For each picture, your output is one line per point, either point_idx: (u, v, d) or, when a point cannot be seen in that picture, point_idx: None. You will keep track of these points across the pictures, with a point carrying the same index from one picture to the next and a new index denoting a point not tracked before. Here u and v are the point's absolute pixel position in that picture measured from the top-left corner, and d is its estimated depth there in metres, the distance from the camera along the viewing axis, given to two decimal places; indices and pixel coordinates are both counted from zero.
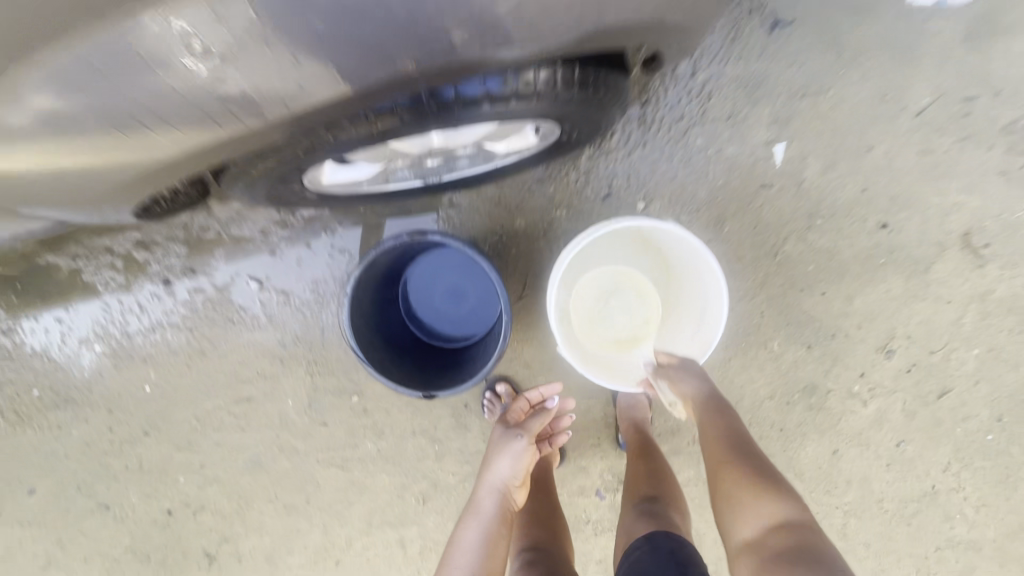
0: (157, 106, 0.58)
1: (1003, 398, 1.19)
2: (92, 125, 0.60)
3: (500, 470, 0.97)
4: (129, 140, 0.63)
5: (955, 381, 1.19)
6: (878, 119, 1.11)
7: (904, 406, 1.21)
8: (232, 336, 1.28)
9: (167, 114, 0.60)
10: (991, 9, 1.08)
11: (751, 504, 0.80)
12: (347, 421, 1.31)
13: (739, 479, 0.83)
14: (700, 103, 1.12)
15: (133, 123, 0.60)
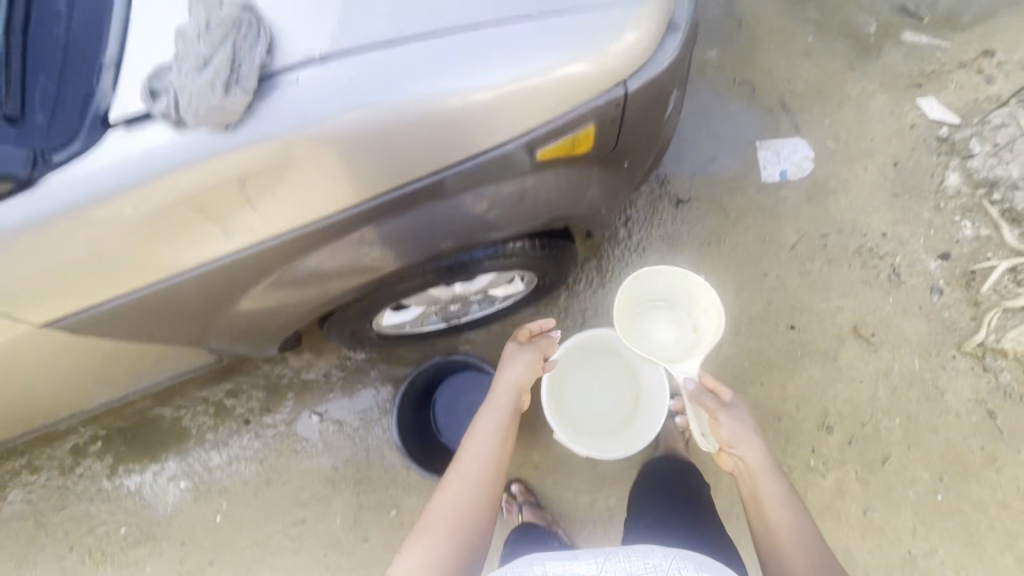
0: (297, 298, 0.98)
1: (937, 460, 1.41)
2: (256, 314, 0.99)
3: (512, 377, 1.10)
4: (274, 317, 1.02)
5: (892, 448, 1.43)
6: (765, 254, 1.58)
7: (857, 475, 1.43)
8: (294, 463, 1.57)
9: (301, 297, 1.00)
10: (819, 180, 1.62)
11: (795, 540, 0.86)
12: (386, 535, 1.51)
13: (785, 514, 0.90)
14: (637, 254, 1.63)
15: (282, 309, 1.00)
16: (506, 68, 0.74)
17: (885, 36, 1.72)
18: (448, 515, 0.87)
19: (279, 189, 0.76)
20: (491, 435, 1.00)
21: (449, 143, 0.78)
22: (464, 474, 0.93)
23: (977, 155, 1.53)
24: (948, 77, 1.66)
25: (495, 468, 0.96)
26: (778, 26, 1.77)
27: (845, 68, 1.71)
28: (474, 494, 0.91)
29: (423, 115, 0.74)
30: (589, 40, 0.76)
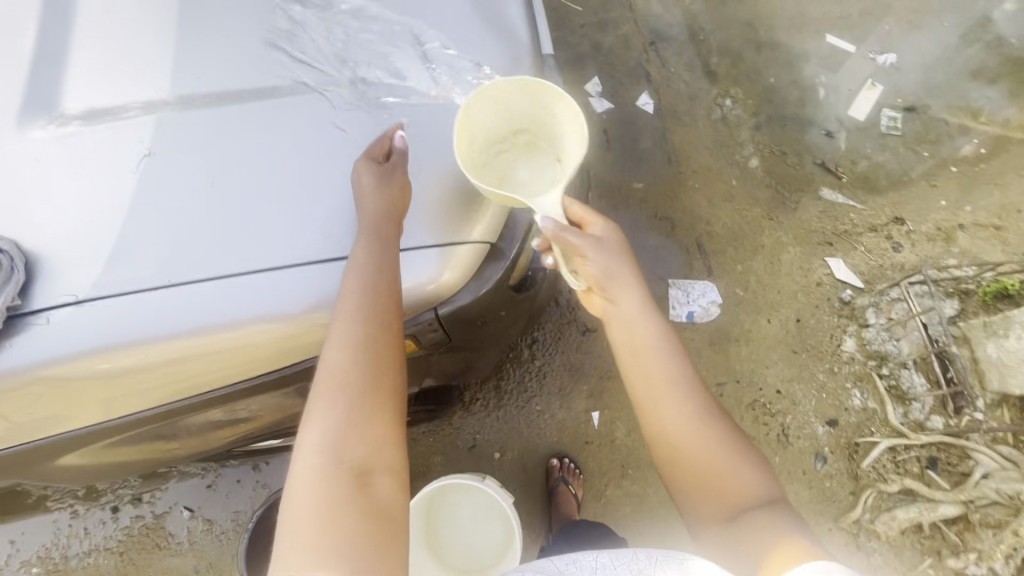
0: (117, 457, 0.96)
1: None
2: (71, 467, 0.96)
3: (373, 205, 0.78)
4: (91, 467, 0.98)
5: None
6: None
7: None
8: (156, 560, 1.51)
9: (121, 455, 0.96)
10: (724, 326, 1.63)
11: (704, 417, 0.84)
12: None
13: (697, 418, 0.84)
14: (538, 379, 1.61)
15: (100, 463, 0.97)
16: (311, 303, 0.78)
17: (804, 189, 1.78)
18: (338, 393, 0.70)
19: (72, 396, 0.77)
20: (370, 287, 0.76)
21: (257, 363, 0.81)
22: (337, 347, 0.73)
23: (872, 326, 1.56)
24: (858, 239, 1.71)
25: (376, 331, 0.75)
26: (705, 165, 1.82)
27: (763, 216, 1.76)
28: (359, 371, 0.72)
29: (228, 344, 0.77)
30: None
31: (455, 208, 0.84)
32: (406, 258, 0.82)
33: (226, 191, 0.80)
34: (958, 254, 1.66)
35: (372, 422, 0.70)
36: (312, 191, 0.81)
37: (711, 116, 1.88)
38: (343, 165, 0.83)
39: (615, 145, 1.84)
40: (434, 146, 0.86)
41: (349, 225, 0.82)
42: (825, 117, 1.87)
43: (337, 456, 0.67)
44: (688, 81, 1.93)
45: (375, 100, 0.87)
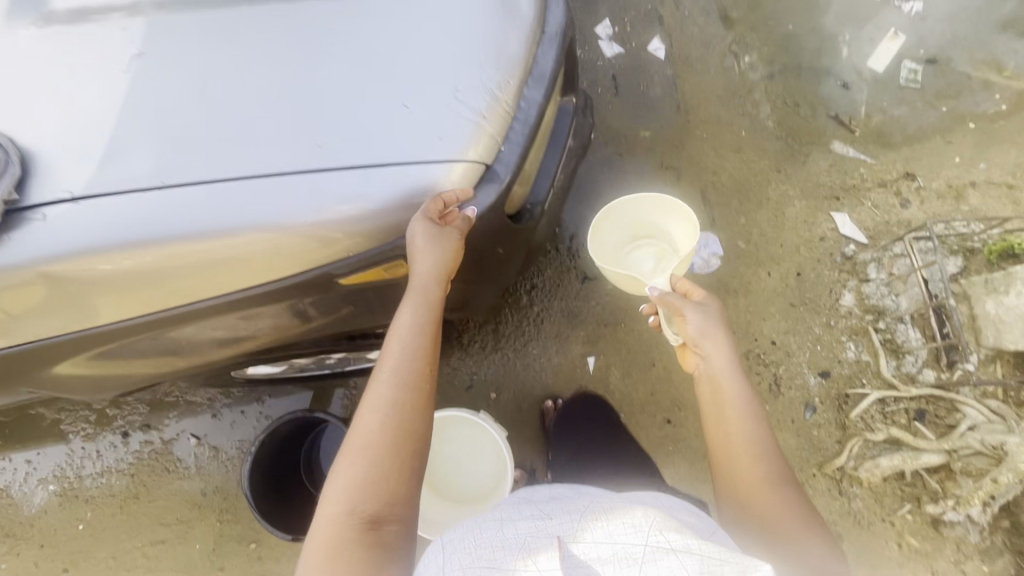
0: (119, 368, 0.99)
1: None
2: (75, 378, 0.99)
3: (424, 269, 0.83)
4: (96, 378, 1.01)
5: None
6: (658, 342, 1.61)
7: None
8: (165, 482, 1.58)
9: (128, 367, 1.00)
10: (724, 277, 1.62)
11: (771, 476, 0.88)
12: (242, 567, 1.53)
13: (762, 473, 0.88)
14: (535, 324, 1.63)
15: (104, 375, 1.00)
16: (294, 212, 0.78)
17: (815, 142, 1.74)
18: (365, 451, 0.80)
19: (71, 297, 0.80)
20: (412, 355, 0.87)
21: (247, 275, 0.81)
22: (371, 408, 0.83)
23: (873, 281, 1.56)
24: (866, 195, 1.68)
25: (406, 398, 0.84)
26: (715, 115, 1.78)
27: (771, 168, 1.73)
28: (385, 433, 0.81)
29: (215, 250, 0.78)
30: (379, 190, 0.79)
31: (445, 122, 0.81)
32: (391, 170, 0.80)
33: (216, 99, 0.80)
34: (967, 212, 1.64)
35: (388, 482, 0.79)
36: (300, 101, 0.80)
37: (724, 63, 1.83)
38: (331, 73, 0.81)
39: (624, 91, 1.80)
40: (426, 53, 0.82)
41: (335, 139, 0.79)
42: (842, 68, 1.81)
43: (352, 508, 0.76)
44: (703, 26, 1.86)
45: (367, 5, 0.83)
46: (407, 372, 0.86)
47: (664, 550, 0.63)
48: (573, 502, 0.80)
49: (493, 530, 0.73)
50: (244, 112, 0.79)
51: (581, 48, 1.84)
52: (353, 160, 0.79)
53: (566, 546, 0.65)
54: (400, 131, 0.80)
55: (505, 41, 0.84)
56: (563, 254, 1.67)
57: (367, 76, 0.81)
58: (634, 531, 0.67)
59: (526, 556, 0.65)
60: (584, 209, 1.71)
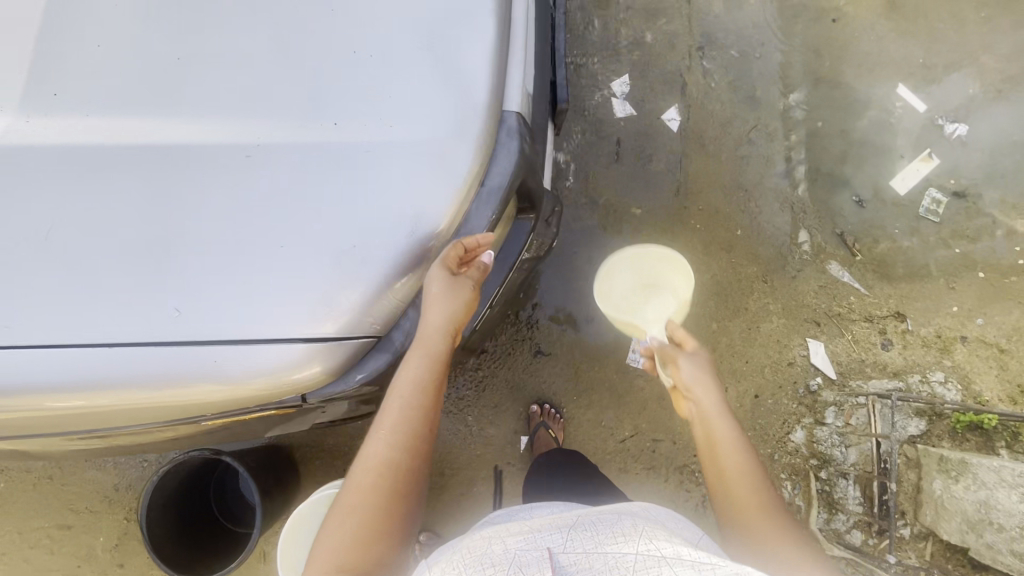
0: None
1: None
2: None
3: (436, 318, 0.72)
4: None
5: None
6: (596, 434, 1.57)
7: None
8: (80, 469, 1.57)
9: None
10: None
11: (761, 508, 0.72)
12: (141, 568, 1.54)
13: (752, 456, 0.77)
14: (476, 391, 1.59)
15: None
16: (131, 376, 0.67)
17: (811, 257, 1.64)
18: (356, 509, 0.65)
19: None
20: (416, 404, 0.70)
21: (83, 416, 0.71)
22: (333, 542, 0.63)
23: (828, 426, 1.50)
24: (849, 326, 1.59)
25: (384, 521, 0.65)
26: (714, 205, 1.67)
27: (757, 277, 1.63)
28: (356, 564, 0.62)
29: (38, 398, 0.67)
30: (248, 368, 0.68)
31: (325, 296, 0.69)
32: (250, 346, 0.68)
33: (64, 239, 0.67)
34: (948, 368, 1.55)
35: (381, 541, 0.64)
36: (161, 237, 0.68)
37: (739, 150, 1.70)
38: (201, 215, 0.68)
39: (625, 160, 1.68)
40: (327, 218, 0.69)
41: (195, 292, 0.67)
42: (862, 181, 1.68)
43: (338, 570, 0.61)
44: (727, 104, 1.72)
45: (262, 134, 0.70)
46: (389, 478, 0.66)
47: (655, 558, 0.58)
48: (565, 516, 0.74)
49: (480, 548, 0.63)
50: (95, 261, 0.67)
51: (592, 102, 1.70)
52: (215, 322, 0.67)
53: (557, 559, 0.59)
54: (281, 308, 0.68)
55: (429, 203, 0.71)
56: (520, 323, 1.60)
57: (250, 238, 0.68)
58: (623, 540, 0.62)
59: (518, 571, 0.57)
60: (554, 280, 1.62)
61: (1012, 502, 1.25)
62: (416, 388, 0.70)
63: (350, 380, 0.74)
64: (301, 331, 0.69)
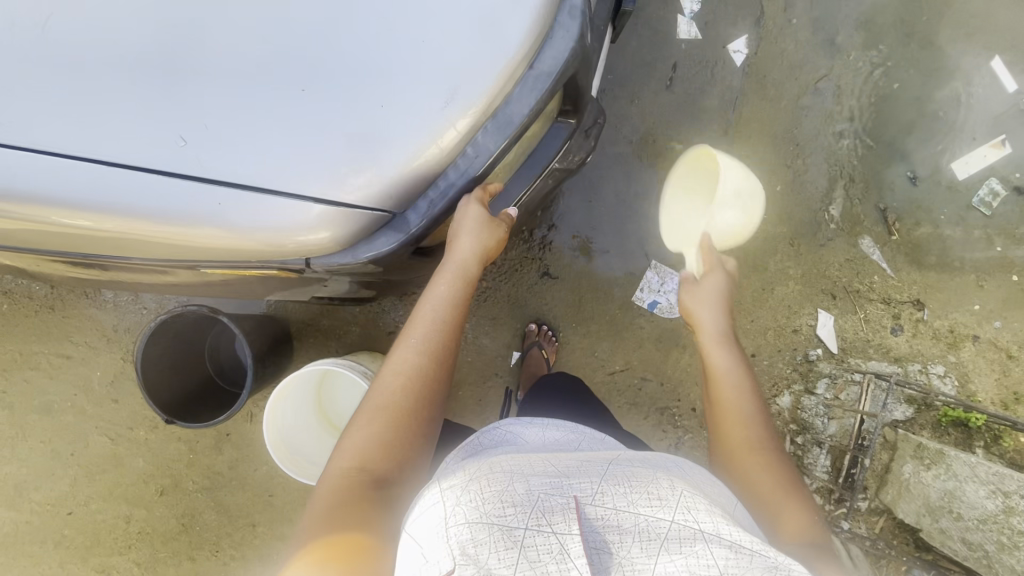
0: None
1: None
2: None
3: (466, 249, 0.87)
4: None
5: None
6: (586, 363, 1.58)
7: None
8: (81, 304, 1.60)
9: None
10: (678, 331, 1.56)
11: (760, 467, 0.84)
12: (134, 406, 1.61)
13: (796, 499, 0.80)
14: (476, 300, 1.58)
15: None
16: (129, 205, 0.64)
17: (845, 228, 1.57)
18: (381, 411, 0.78)
19: None
20: (437, 323, 0.85)
21: (78, 238, 0.68)
22: (362, 438, 0.76)
23: (815, 396, 1.51)
24: (864, 304, 1.56)
25: (408, 423, 0.78)
26: (760, 155, 1.56)
27: (785, 238, 1.56)
28: (379, 457, 0.74)
29: (31, 211, 0.65)
30: (255, 218, 0.65)
31: (341, 156, 0.64)
32: (256, 196, 0.64)
33: (59, 36, 0.60)
34: (950, 363, 1.53)
35: (399, 443, 0.76)
36: (167, 52, 0.60)
37: (801, 99, 1.57)
38: (214, 36, 0.60)
39: (677, 88, 1.56)
40: (362, 68, 0.62)
41: (203, 125, 0.62)
42: (922, 156, 1.56)
43: (362, 463, 0.73)
44: (801, 45, 1.56)
45: None
46: (414, 387, 0.80)
47: (689, 529, 0.62)
48: (582, 459, 0.78)
49: (503, 484, 0.66)
50: (92, 68, 0.60)
51: (655, 16, 1.55)
52: (221, 162, 0.63)
53: (585, 514, 0.63)
54: (297, 161, 0.63)
55: (468, 74, 0.64)
56: (533, 242, 1.57)
57: (271, 75, 0.61)
58: (661, 509, 0.65)
59: (545, 525, 0.60)
60: (574, 203, 1.57)
61: (979, 496, 1.30)
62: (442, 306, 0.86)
63: (361, 259, 0.72)
64: (315, 190, 0.65)
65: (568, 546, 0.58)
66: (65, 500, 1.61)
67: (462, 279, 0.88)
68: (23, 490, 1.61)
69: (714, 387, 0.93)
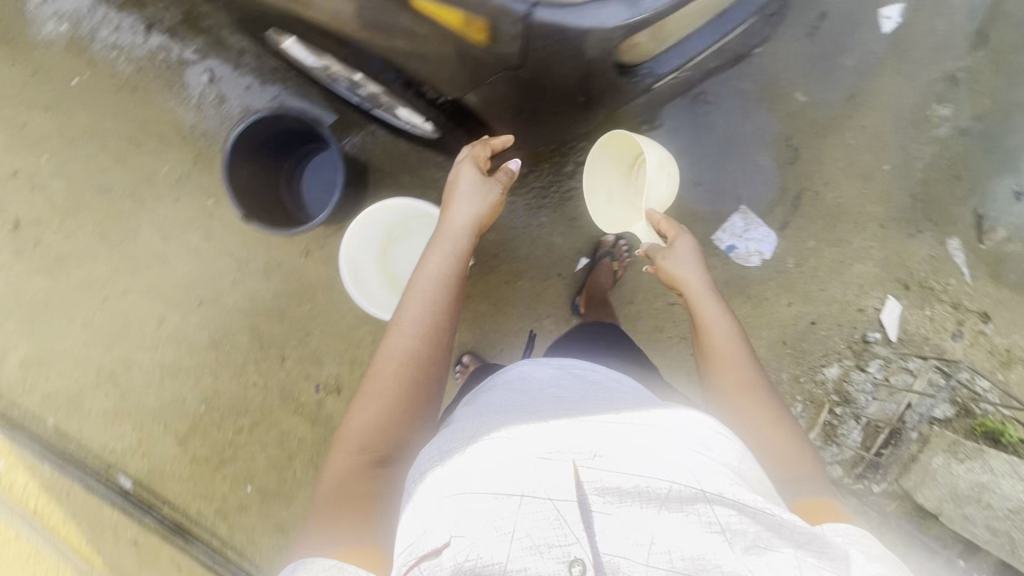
0: None
1: None
2: None
3: (465, 215, 1.01)
4: None
5: None
6: (648, 287, 1.57)
7: None
8: (164, 94, 1.55)
9: None
10: (746, 279, 1.56)
11: (752, 407, 0.92)
12: (192, 211, 1.58)
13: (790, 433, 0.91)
14: (559, 197, 1.56)
15: None
16: None
17: (938, 224, 1.55)
18: (379, 395, 0.86)
19: None
20: (431, 300, 0.92)
21: None
22: (365, 420, 0.85)
23: (865, 373, 1.52)
24: (933, 303, 1.55)
25: (400, 404, 0.86)
26: (878, 129, 1.53)
27: (877, 218, 1.55)
28: (379, 440, 0.84)
29: None
30: None
31: None
32: None
33: None
34: (999, 381, 1.54)
35: (394, 424, 0.85)
36: None
37: (935, 85, 1.53)
38: None
39: (817, 38, 1.51)
40: None
41: None
42: None
43: (362, 446, 0.84)
44: (952, 30, 1.52)
45: None
46: (413, 369, 0.87)
47: (690, 488, 0.60)
48: (575, 411, 0.75)
49: (490, 456, 0.66)
50: None
51: None
52: None
53: (581, 474, 0.61)
54: None
55: None
56: None
57: None
58: (666, 465, 0.62)
59: (539, 491, 0.60)
60: (682, 127, 1.54)
61: (1015, 489, 1.28)
62: (437, 280, 0.94)
63: (581, 27, 0.85)
64: None
65: (564, 513, 0.57)
66: (103, 286, 1.59)
67: (456, 249, 0.98)
68: (63, 264, 1.59)
69: (699, 335, 1.02)
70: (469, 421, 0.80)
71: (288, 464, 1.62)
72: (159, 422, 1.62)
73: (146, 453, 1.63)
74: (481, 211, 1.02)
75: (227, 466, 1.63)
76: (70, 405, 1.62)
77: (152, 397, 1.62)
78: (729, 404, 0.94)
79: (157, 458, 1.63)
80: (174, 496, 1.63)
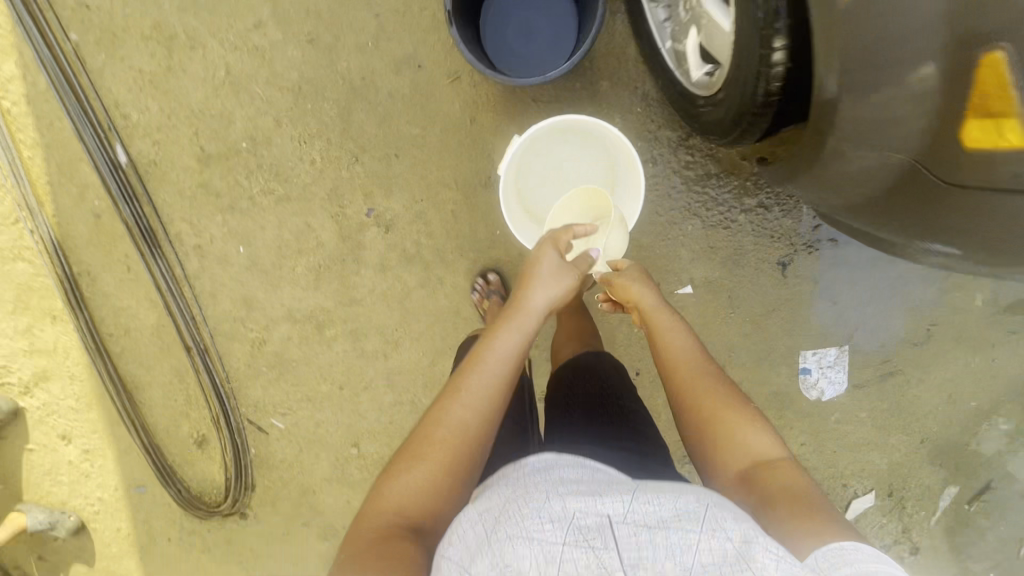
0: None
1: None
2: None
3: (541, 300, 0.97)
4: None
5: None
6: (716, 350, 1.48)
7: None
8: None
9: None
10: (792, 401, 1.53)
11: (713, 409, 0.93)
12: None
13: (751, 424, 0.91)
14: (718, 219, 1.38)
15: None
16: None
17: (959, 468, 1.59)
18: (423, 458, 0.83)
19: None
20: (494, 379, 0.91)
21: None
22: (408, 483, 0.81)
23: None
24: (894, 515, 1.64)
25: (446, 472, 0.83)
26: (998, 367, 1.50)
27: (925, 431, 1.56)
28: (416, 506, 0.80)
29: None
30: None
31: None
32: None
33: None
34: None
35: (437, 492, 0.81)
36: None
37: None
38: None
39: None
40: None
41: None
42: None
43: (400, 510, 0.79)
44: None
45: None
46: (460, 445, 0.85)
47: (723, 540, 0.61)
48: (593, 468, 0.75)
49: (526, 506, 0.66)
50: None
51: None
52: None
53: (616, 526, 0.62)
54: None
55: None
56: (807, 232, 1.39)
57: None
58: (697, 518, 0.64)
59: (582, 542, 0.61)
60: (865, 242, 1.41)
61: None
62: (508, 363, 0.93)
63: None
64: None
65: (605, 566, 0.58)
66: None
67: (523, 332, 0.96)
68: None
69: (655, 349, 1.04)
70: (511, 470, 0.76)
71: (291, 255, 1.47)
72: (188, 124, 1.38)
73: (157, 143, 1.39)
74: (558, 297, 1.00)
75: (232, 215, 1.44)
76: (108, 36, 1.33)
77: (198, 94, 1.35)
78: (687, 414, 0.95)
79: (166, 156, 1.40)
80: (163, 204, 1.44)
